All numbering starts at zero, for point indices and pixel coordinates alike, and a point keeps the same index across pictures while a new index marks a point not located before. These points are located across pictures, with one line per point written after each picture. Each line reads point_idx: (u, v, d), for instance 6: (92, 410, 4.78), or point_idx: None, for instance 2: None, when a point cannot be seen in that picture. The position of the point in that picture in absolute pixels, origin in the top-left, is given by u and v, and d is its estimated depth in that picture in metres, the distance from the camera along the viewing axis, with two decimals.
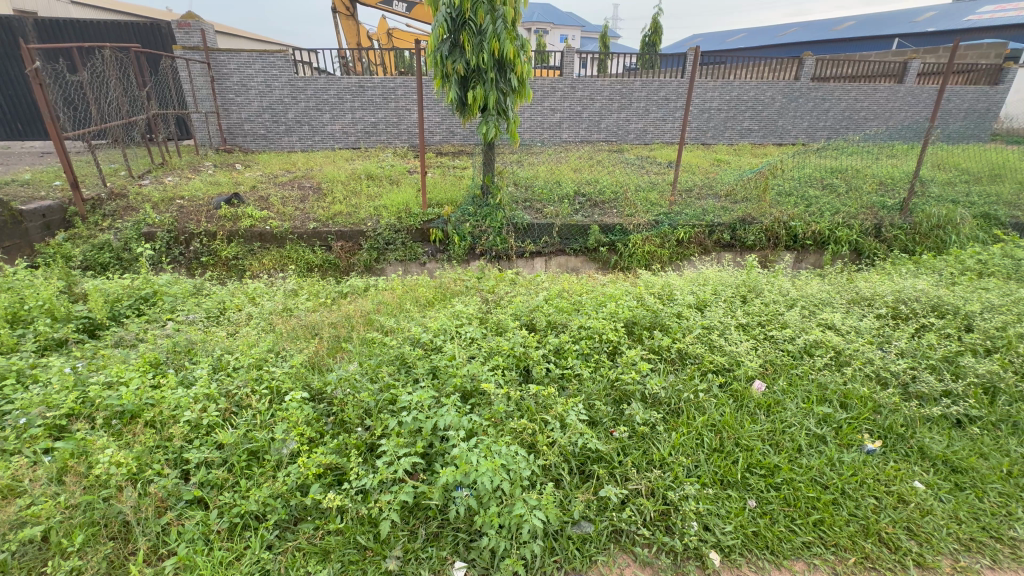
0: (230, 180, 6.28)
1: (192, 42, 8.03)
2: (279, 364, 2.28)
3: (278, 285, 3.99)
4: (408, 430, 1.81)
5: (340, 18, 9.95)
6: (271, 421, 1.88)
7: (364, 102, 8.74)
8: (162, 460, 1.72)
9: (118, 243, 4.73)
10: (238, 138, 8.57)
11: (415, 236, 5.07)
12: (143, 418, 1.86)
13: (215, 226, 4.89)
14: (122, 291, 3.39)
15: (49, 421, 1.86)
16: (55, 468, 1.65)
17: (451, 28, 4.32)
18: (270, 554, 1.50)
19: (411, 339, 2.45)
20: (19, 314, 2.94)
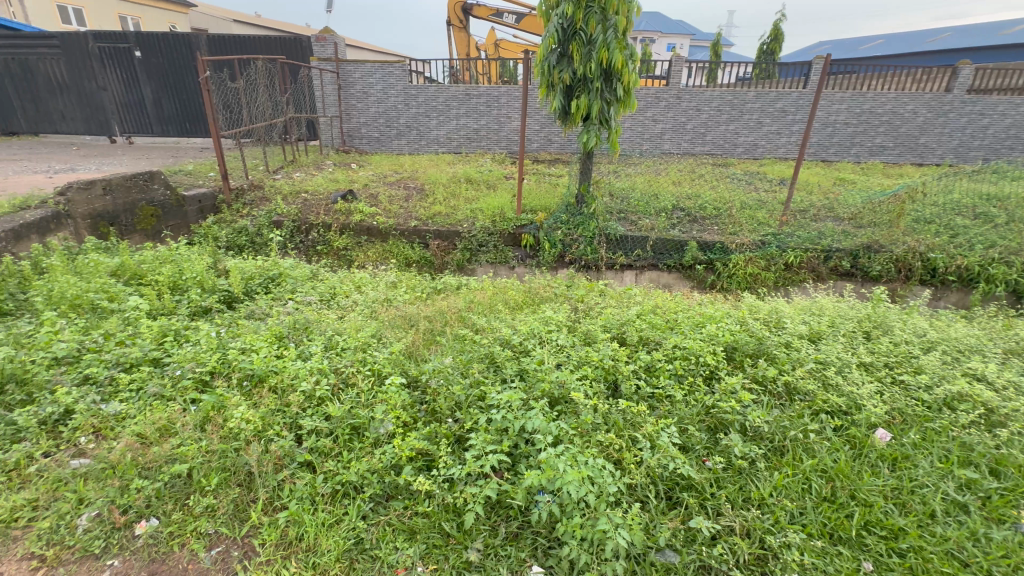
0: (346, 178, 6.91)
1: (326, 54, 9.00)
2: (381, 349, 2.47)
3: (382, 276, 4.31)
4: (496, 427, 1.85)
5: (453, 31, 10.56)
6: (372, 401, 2.03)
7: (469, 110, 9.16)
8: (281, 422, 1.92)
9: (253, 228, 5.41)
10: (356, 141, 9.40)
11: (507, 240, 5.20)
12: (268, 383, 2.11)
13: (331, 218, 5.39)
14: (255, 271, 3.87)
15: (197, 375, 2.18)
16: (200, 416, 1.92)
17: (561, 39, 4.39)
18: (364, 525, 1.61)
19: (501, 339, 2.52)
20: (178, 283, 3.49)
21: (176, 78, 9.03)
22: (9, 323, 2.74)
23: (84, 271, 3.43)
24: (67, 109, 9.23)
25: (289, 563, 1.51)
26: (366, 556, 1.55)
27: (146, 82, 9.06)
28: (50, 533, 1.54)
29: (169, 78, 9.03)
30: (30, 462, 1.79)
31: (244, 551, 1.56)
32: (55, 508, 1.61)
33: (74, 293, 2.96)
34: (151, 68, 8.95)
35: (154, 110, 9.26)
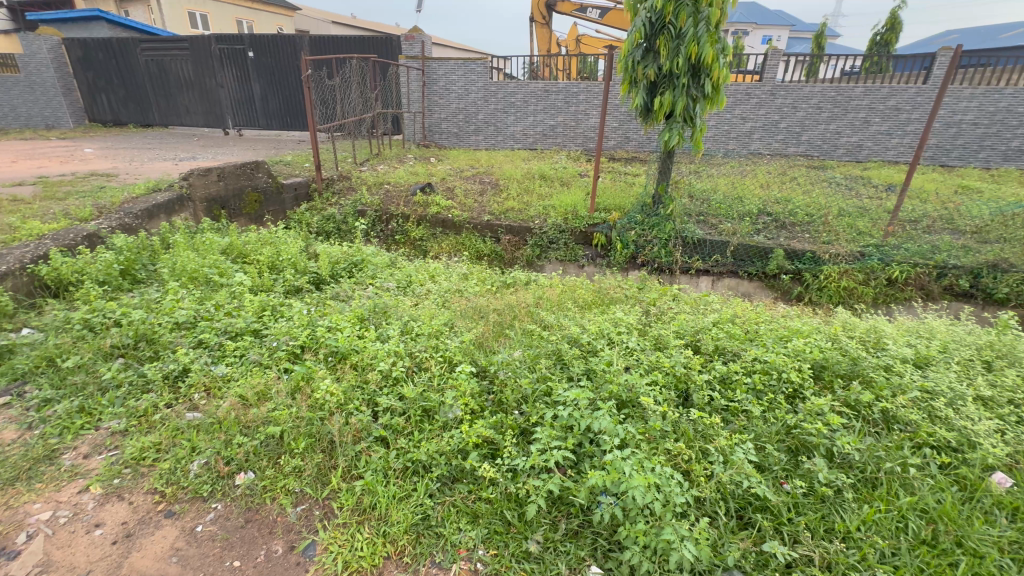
0: (425, 171, 7.20)
1: (413, 52, 9.40)
2: (452, 338, 2.56)
3: (454, 268, 4.45)
4: (561, 424, 1.86)
5: (536, 27, 10.60)
6: (442, 386, 2.11)
7: (547, 106, 9.17)
8: (360, 397, 2.05)
9: (340, 216, 5.81)
10: (436, 135, 9.75)
11: (578, 238, 5.16)
12: (350, 361, 2.27)
13: (410, 210, 5.65)
14: (341, 256, 4.16)
15: (290, 348, 2.40)
16: (292, 385, 2.11)
17: (648, 33, 4.26)
18: (430, 502, 1.69)
19: (570, 337, 2.51)
20: (275, 263, 3.85)
21: (281, 76, 9.86)
22: (141, 290, 3.17)
23: (201, 248, 3.88)
24: (191, 104, 10.55)
25: (362, 528, 1.62)
26: (431, 533, 1.63)
27: (256, 80, 9.99)
28: (169, 473, 1.78)
29: (275, 76, 9.87)
30: (155, 411, 2.08)
31: (324, 512, 1.70)
32: (173, 453, 1.85)
33: (192, 267, 3.36)
34: (260, 67, 9.85)
35: (261, 106, 10.19)
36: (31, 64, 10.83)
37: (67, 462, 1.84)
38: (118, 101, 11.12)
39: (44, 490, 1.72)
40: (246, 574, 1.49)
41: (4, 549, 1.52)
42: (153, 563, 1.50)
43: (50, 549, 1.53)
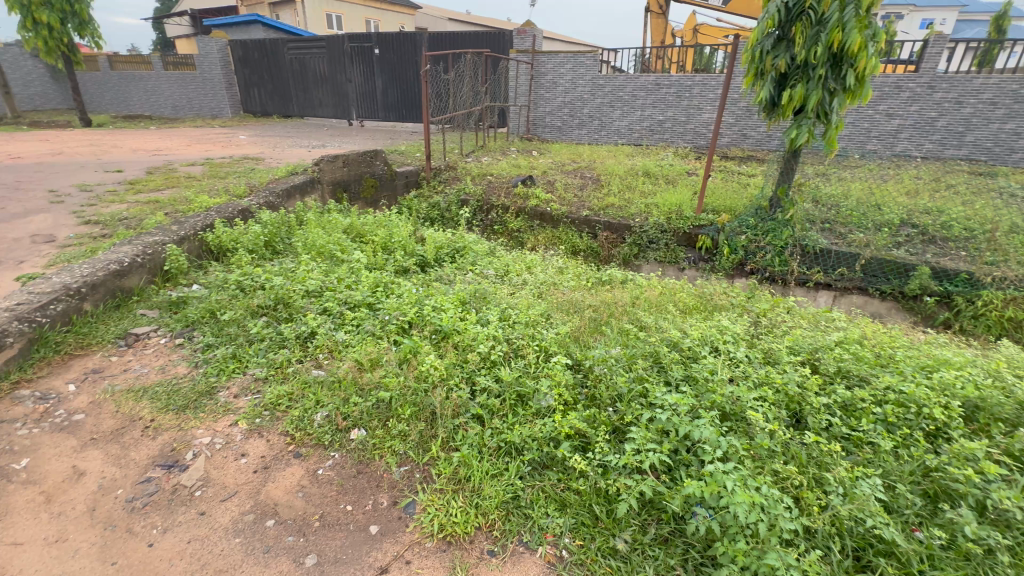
0: (527, 164, 7.30)
1: (524, 46, 9.55)
2: (547, 328, 2.59)
3: (550, 261, 4.48)
4: (658, 427, 1.81)
5: (651, 17, 10.21)
6: (538, 374, 2.16)
7: (656, 100, 8.78)
8: (460, 375, 2.16)
9: (445, 204, 6.13)
10: (539, 129, 9.81)
11: (681, 239, 4.92)
12: (452, 340, 2.40)
13: (510, 201, 5.78)
14: (445, 242, 4.39)
15: (400, 323, 2.60)
16: (400, 356, 2.29)
17: (781, 21, 3.90)
18: (521, 484, 1.75)
19: (670, 340, 2.42)
20: (388, 244, 4.17)
21: (401, 70, 10.55)
22: (280, 259, 3.63)
23: (327, 227, 4.34)
24: (324, 97, 11.74)
25: (456, 496, 1.73)
26: (520, 513, 1.68)
27: (379, 75, 10.80)
28: (298, 420, 2.04)
29: (396, 70, 10.60)
30: (288, 365, 2.38)
31: (424, 476, 1.84)
32: (302, 403, 2.12)
33: (320, 243, 3.78)
34: (384, 62, 10.63)
35: (382, 99, 11.01)
36: (205, 63, 12.80)
37: (223, 399, 2.19)
38: (267, 95, 12.74)
39: (205, 418, 2.07)
40: (357, 518, 1.66)
41: (177, 462, 1.85)
42: (284, 495, 1.73)
43: (209, 468, 1.83)
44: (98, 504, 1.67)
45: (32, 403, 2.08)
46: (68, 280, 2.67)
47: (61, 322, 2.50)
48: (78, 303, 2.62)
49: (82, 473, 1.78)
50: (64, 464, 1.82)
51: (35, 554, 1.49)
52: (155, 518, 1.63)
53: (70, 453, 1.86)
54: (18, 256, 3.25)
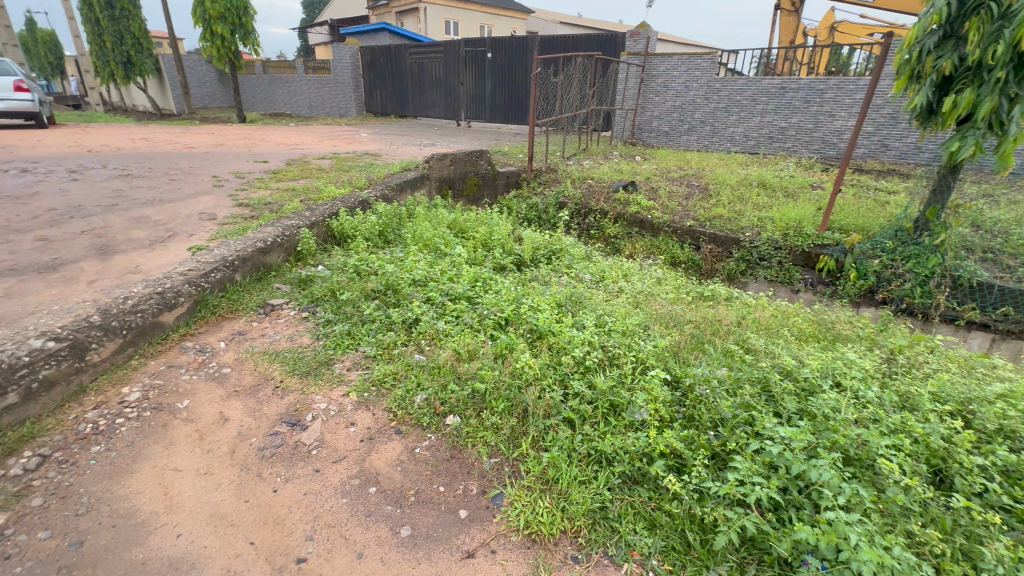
0: (630, 169, 7.10)
1: (637, 48, 9.28)
2: (644, 340, 2.50)
3: (648, 271, 4.32)
4: (767, 460, 1.66)
5: (780, 16, 9.39)
6: (633, 386, 2.09)
7: (780, 106, 8.06)
8: (552, 376, 2.17)
9: (543, 206, 6.18)
10: (644, 134, 9.49)
11: (797, 258, 4.47)
12: (547, 341, 2.42)
13: (610, 206, 5.67)
14: (543, 243, 4.42)
15: (497, 319, 2.67)
16: (496, 351, 2.35)
17: (950, 15, 3.35)
18: (609, 496, 1.71)
19: (784, 368, 2.21)
20: (487, 241, 4.31)
21: (511, 73, 10.82)
22: (390, 248, 3.92)
23: (433, 221, 4.59)
24: (437, 98, 12.44)
25: (543, 496, 1.74)
26: (606, 524, 1.65)
27: (490, 78, 11.18)
28: (400, 399, 2.19)
29: (506, 73, 10.89)
30: (394, 347, 2.56)
31: (512, 470, 1.88)
32: (405, 384, 2.27)
33: (427, 236, 4.01)
34: (495, 66, 10.97)
35: (490, 101, 11.39)
36: (339, 67, 14.21)
37: (338, 370, 2.42)
38: (388, 96, 13.82)
39: (322, 386, 2.30)
40: (448, 500, 1.75)
41: (299, 421, 2.08)
42: (386, 466, 1.87)
43: (324, 431, 2.04)
44: (237, 447, 1.93)
45: (194, 354, 2.46)
46: (225, 254, 3.12)
47: (218, 288, 2.93)
48: (231, 273, 3.05)
49: (226, 419, 2.07)
50: (214, 409, 2.13)
51: (190, 481, 1.77)
52: (279, 468, 1.86)
53: (218, 401, 2.18)
54: (187, 229, 3.87)
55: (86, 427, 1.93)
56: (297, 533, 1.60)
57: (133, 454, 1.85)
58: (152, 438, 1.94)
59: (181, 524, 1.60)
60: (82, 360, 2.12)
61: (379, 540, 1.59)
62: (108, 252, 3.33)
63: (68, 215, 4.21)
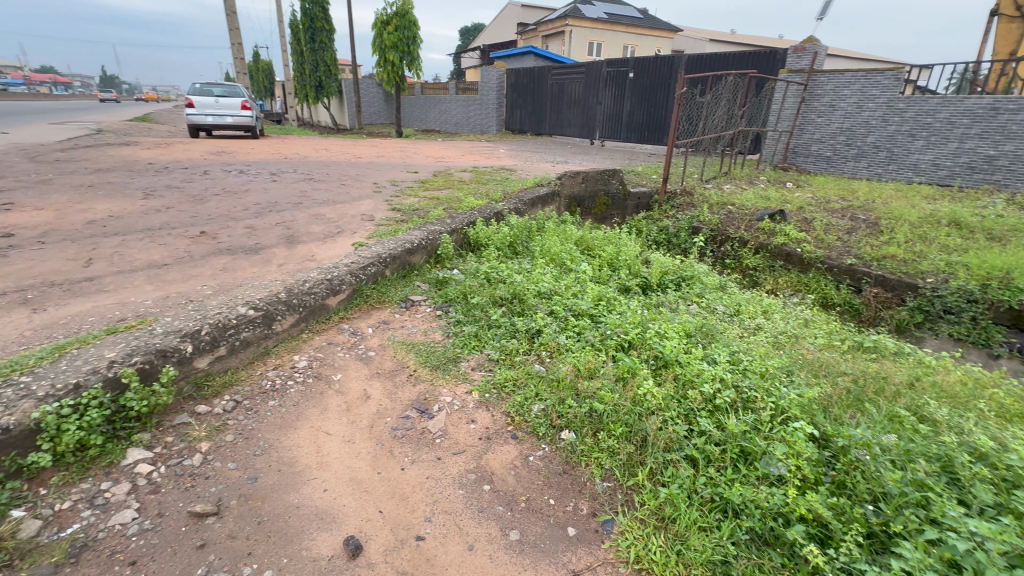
0: (780, 196, 6.44)
1: (800, 65, 8.43)
2: (787, 386, 2.23)
3: (794, 310, 3.86)
4: (947, 557, 1.37)
5: (998, 22, 7.80)
6: (770, 435, 1.87)
7: (988, 130, 6.66)
8: (676, 409, 2.04)
9: (673, 230, 5.90)
10: (799, 158, 8.52)
11: (1001, 316, 3.62)
12: (673, 371, 2.30)
13: (751, 235, 5.20)
14: (673, 268, 4.22)
15: (619, 341, 2.61)
16: (617, 374, 2.30)
17: None
18: (733, 550, 1.56)
19: (976, 448, 1.80)
20: (614, 261, 4.25)
21: (652, 93, 10.57)
22: (519, 259, 4.09)
23: (561, 236, 4.68)
24: (574, 117, 12.70)
25: (658, 534, 1.65)
26: None
27: (629, 97, 11.07)
28: (518, 405, 2.26)
29: (647, 93, 10.67)
30: (517, 354, 2.65)
31: (626, 499, 1.81)
32: (524, 391, 2.33)
33: (555, 251, 4.10)
34: (636, 85, 10.83)
35: (627, 120, 11.25)
36: (486, 88, 15.30)
37: (463, 368, 2.59)
38: (527, 115, 14.49)
39: (449, 381, 2.48)
40: (557, 514, 1.75)
41: (426, 409, 2.27)
42: (500, 467, 1.95)
43: (448, 422, 2.19)
44: (375, 423, 2.17)
45: (348, 335, 2.82)
46: (380, 251, 3.55)
47: (371, 280, 3.33)
48: (383, 268, 3.45)
49: (368, 396, 2.35)
50: (359, 385, 2.42)
51: (337, 445, 2.03)
52: (407, 448, 2.04)
53: (364, 379, 2.47)
54: (352, 227, 4.48)
55: (267, 383, 2.33)
56: (419, 512, 1.73)
57: (297, 413, 2.19)
58: (312, 402, 2.27)
59: (328, 481, 1.85)
60: (269, 328, 2.56)
61: (489, 537, 1.65)
62: (293, 242, 4.01)
63: (267, 209, 5.16)
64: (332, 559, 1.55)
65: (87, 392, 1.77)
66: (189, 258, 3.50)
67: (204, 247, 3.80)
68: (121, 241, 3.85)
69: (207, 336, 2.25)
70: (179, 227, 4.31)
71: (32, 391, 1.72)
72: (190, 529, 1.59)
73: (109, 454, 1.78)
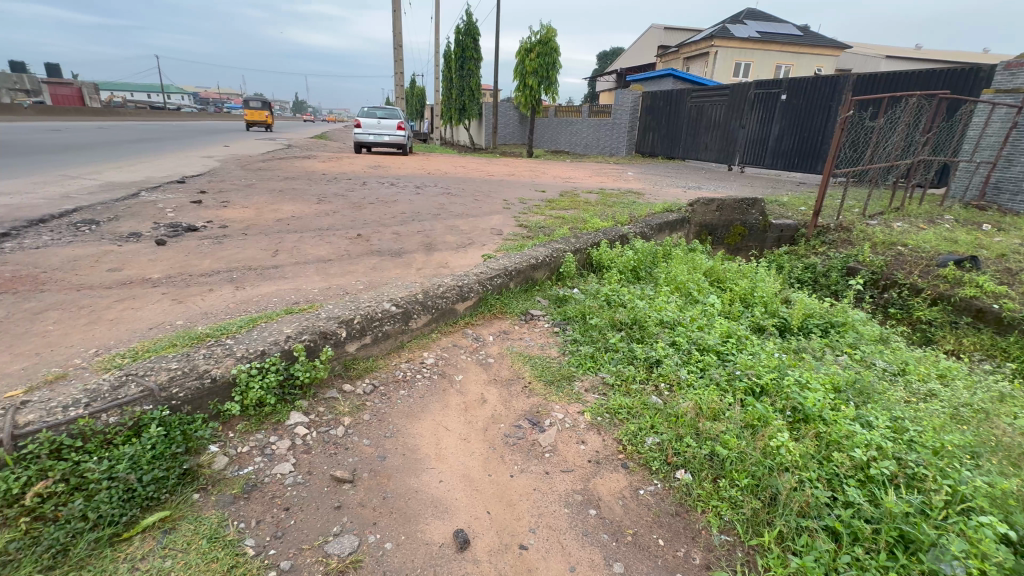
0: (972, 239, 5.33)
1: (1014, 82, 6.84)
2: (973, 469, 1.81)
3: (984, 379, 3.15)
4: None
5: None
6: (944, 525, 1.54)
7: None
8: (817, 470, 1.80)
9: (822, 268, 5.24)
10: (1003, 196, 6.88)
11: None
12: (816, 427, 2.03)
13: (926, 283, 4.39)
14: (820, 312, 3.74)
15: (749, 384, 2.39)
16: (745, 420, 2.10)
17: None
18: None
19: None
20: (748, 297, 3.90)
21: (807, 116, 9.54)
22: (641, 285, 3.99)
23: (689, 265, 4.44)
24: (712, 142, 12.05)
25: None
26: None
27: (779, 121, 10.14)
28: (631, 435, 2.19)
29: (801, 117, 9.66)
30: (633, 382, 2.57)
31: (746, 558, 1.65)
32: (639, 421, 2.26)
33: (681, 279, 3.91)
34: (789, 108, 9.88)
35: (774, 146, 10.31)
36: (620, 111, 15.28)
37: (577, 388, 2.58)
38: (660, 138, 14.11)
39: (562, 398, 2.49)
40: (666, 556, 1.65)
41: (538, 422, 2.32)
42: (609, 495, 1.90)
43: (558, 439, 2.20)
44: (489, 427, 2.27)
45: (471, 340, 3.01)
46: (507, 264, 3.73)
47: (497, 291, 3.52)
48: (508, 281, 3.62)
49: (486, 400, 2.47)
50: (478, 389, 2.56)
51: (454, 442, 2.17)
52: (518, 457, 2.10)
53: (482, 383, 2.61)
54: (482, 240, 4.79)
55: (400, 373, 2.59)
56: (524, 521, 1.77)
57: (423, 405, 2.39)
58: (436, 397, 2.46)
59: (443, 473, 1.98)
60: (406, 325, 2.85)
61: (591, 563, 1.62)
62: (430, 249, 4.41)
63: (411, 218, 5.74)
64: (442, 547, 1.65)
65: (269, 359, 2.16)
66: (347, 256, 4.05)
67: (359, 247, 4.37)
68: (298, 237, 4.61)
69: (358, 325, 2.58)
70: (341, 229, 5.02)
71: (234, 352, 2.15)
72: (331, 491, 1.83)
73: (277, 414, 2.14)
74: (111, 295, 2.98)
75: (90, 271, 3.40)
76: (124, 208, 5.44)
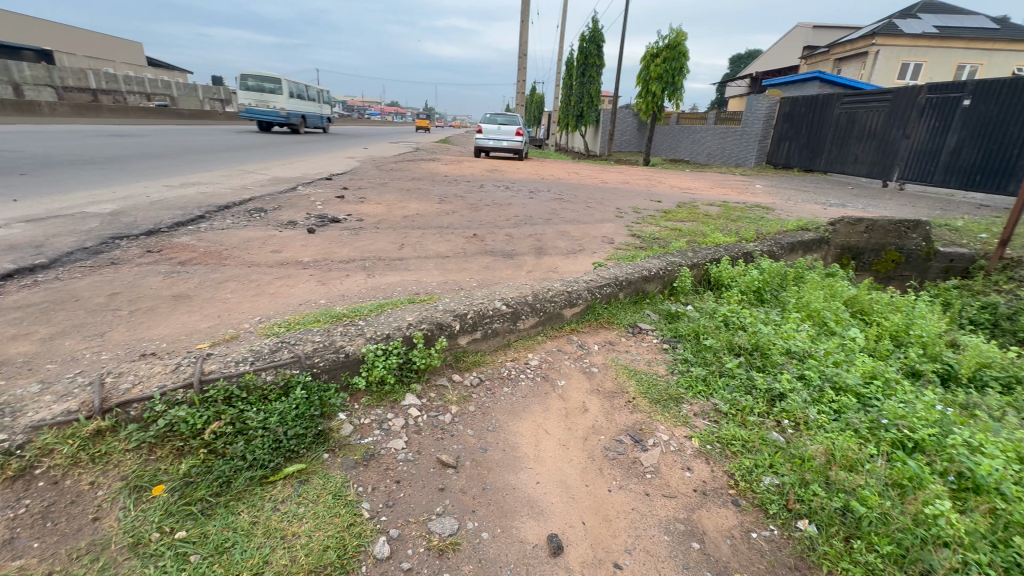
0: None
1: None
2: None
3: None
4: None
5: None
6: None
7: None
8: (989, 554, 1.48)
9: (1005, 309, 4.25)
10: None
11: None
12: (991, 501, 1.66)
13: None
14: (1001, 362, 3.07)
15: (898, 437, 2.04)
16: (893, 477, 1.80)
17: None
18: None
19: None
20: (900, 335, 3.35)
21: (997, 126, 7.90)
22: (766, 308, 3.64)
23: (826, 291, 3.94)
24: (865, 154, 10.56)
25: None
26: None
27: (957, 131, 8.54)
28: (745, 471, 2.01)
29: (989, 126, 8.02)
30: (750, 414, 2.35)
31: None
32: (756, 457, 2.06)
33: (815, 306, 3.48)
34: (972, 116, 8.28)
35: (947, 160, 8.72)
36: (752, 118, 14.10)
37: (685, 411, 2.44)
38: (798, 149, 12.74)
39: (667, 419, 2.37)
40: None
41: (641, 440, 2.23)
42: (715, 531, 1.77)
43: (661, 461, 2.10)
44: (589, 437, 2.24)
45: (576, 347, 3.00)
46: (619, 273, 3.65)
47: (605, 300, 3.46)
48: (618, 291, 3.54)
49: (587, 410, 2.44)
50: (580, 397, 2.55)
51: (553, 446, 2.18)
52: (616, 472, 2.04)
53: (584, 392, 2.58)
54: (592, 247, 4.75)
55: (505, 371, 2.67)
56: (620, 539, 1.72)
57: (525, 405, 2.44)
58: (537, 399, 2.49)
59: (541, 476, 2.00)
60: (514, 325, 2.92)
61: None
62: (541, 253, 4.49)
63: (523, 222, 5.90)
64: (535, 548, 1.67)
65: (392, 342, 2.37)
66: (464, 254, 4.29)
67: (474, 247, 4.60)
68: (422, 233, 4.99)
69: (470, 319, 2.71)
70: (459, 228, 5.32)
71: (364, 332, 2.40)
72: (436, 472, 1.95)
73: (394, 393, 2.33)
74: (272, 273, 3.50)
75: (258, 252, 4.03)
76: (285, 199, 6.37)
